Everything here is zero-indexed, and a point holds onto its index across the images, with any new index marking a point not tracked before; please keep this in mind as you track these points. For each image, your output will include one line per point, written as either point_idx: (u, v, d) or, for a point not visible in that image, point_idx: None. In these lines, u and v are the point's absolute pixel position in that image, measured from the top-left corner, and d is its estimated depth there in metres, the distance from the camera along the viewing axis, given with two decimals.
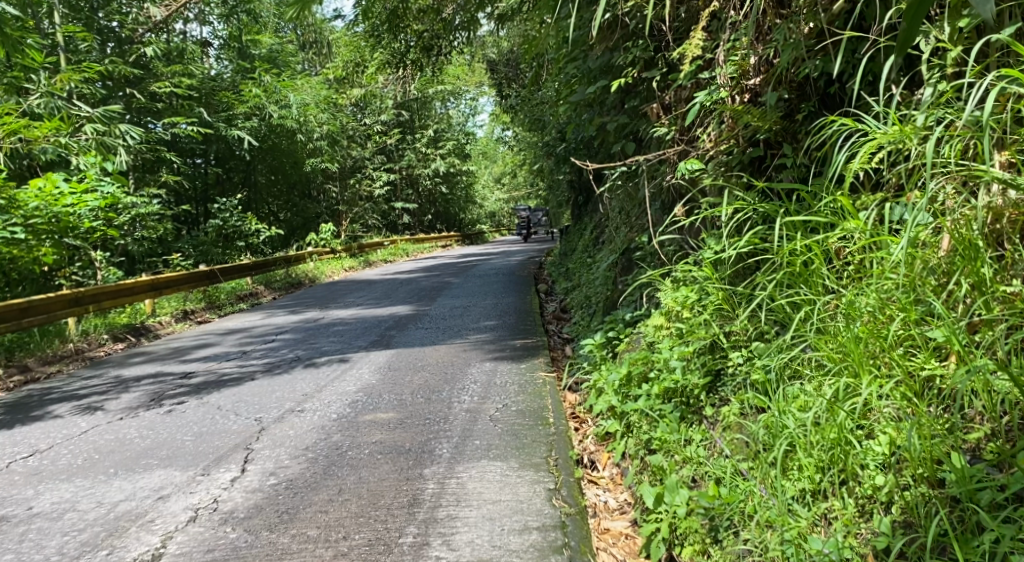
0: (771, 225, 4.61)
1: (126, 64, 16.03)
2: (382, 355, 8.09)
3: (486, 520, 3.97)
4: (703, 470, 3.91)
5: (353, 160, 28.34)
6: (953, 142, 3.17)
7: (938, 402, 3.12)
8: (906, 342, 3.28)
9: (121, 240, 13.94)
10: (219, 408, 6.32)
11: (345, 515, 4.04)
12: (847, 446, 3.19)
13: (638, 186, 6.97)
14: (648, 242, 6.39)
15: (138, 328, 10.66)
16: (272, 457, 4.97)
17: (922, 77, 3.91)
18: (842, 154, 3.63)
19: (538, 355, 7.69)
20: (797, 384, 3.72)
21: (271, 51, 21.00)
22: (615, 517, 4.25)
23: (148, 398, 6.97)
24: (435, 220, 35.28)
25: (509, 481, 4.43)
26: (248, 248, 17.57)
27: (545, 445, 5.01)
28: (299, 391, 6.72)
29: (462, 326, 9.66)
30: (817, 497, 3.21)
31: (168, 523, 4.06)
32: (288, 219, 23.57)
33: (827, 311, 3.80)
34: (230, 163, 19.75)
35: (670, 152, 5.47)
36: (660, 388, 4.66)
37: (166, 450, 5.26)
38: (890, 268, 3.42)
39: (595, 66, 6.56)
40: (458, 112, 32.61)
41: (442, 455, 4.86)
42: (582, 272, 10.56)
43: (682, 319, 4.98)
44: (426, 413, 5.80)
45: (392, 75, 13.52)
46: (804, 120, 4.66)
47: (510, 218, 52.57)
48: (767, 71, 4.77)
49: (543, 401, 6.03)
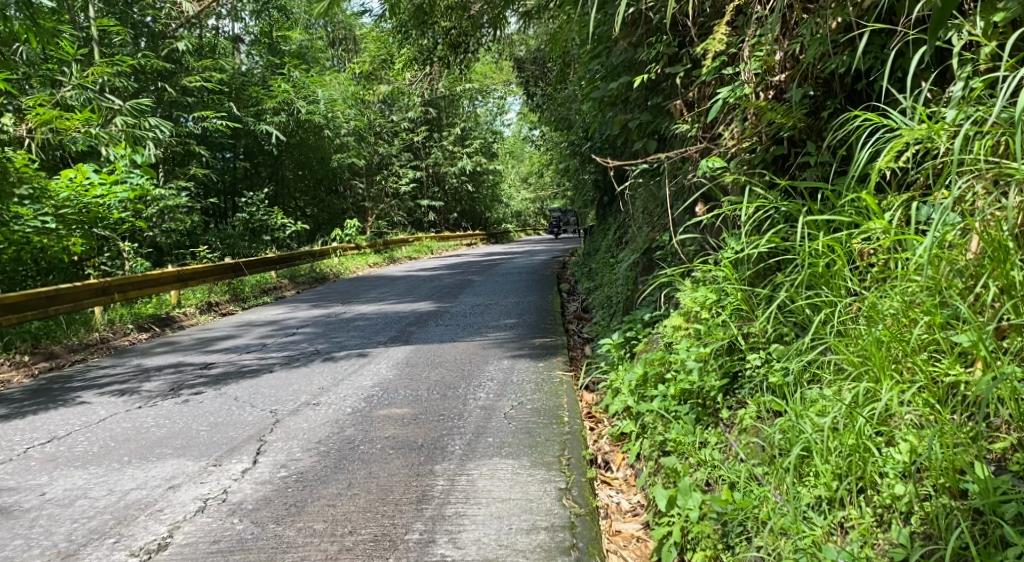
0: (793, 224, 4.52)
1: (158, 57, 16.18)
2: (401, 351, 8.08)
3: (494, 518, 3.92)
4: (717, 473, 3.84)
5: (379, 157, 28.50)
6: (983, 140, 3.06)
7: (961, 411, 2.96)
8: (930, 347, 3.14)
9: (149, 232, 14.09)
10: (236, 399, 6.33)
11: (353, 510, 4.00)
12: (866, 453, 3.07)
13: (660, 185, 6.90)
14: (669, 242, 6.31)
15: (163, 318, 10.74)
16: (285, 449, 4.96)
17: (952, 73, 3.84)
18: (866, 151, 3.52)
19: (556, 354, 7.63)
20: (816, 388, 3.60)
21: (300, 47, 21.11)
22: (627, 519, 4.19)
23: (167, 387, 7.00)
24: (461, 217, 35.38)
25: (520, 479, 4.38)
26: (274, 241, 17.71)
27: (558, 444, 4.96)
28: (315, 385, 6.71)
29: (482, 324, 9.61)
30: (833, 504, 3.09)
31: (176, 512, 4.06)
32: (315, 215, 23.49)
33: (849, 314, 3.68)
34: (258, 156, 19.79)
35: (692, 150, 5.41)
36: (675, 389, 4.59)
37: (181, 439, 5.26)
38: (915, 270, 3.29)
39: (619, 62, 6.49)
40: (486, 111, 32.61)
41: (455, 452, 4.81)
42: (605, 272, 10.48)
43: (701, 319, 4.91)
44: (441, 409, 5.76)
45: (420, 71, 13.53)
46: (830, 117, 4.54)
47: (536, 217, 52.58)
48: (792, 67, 4.69)
49: (558, 400, 5.97)
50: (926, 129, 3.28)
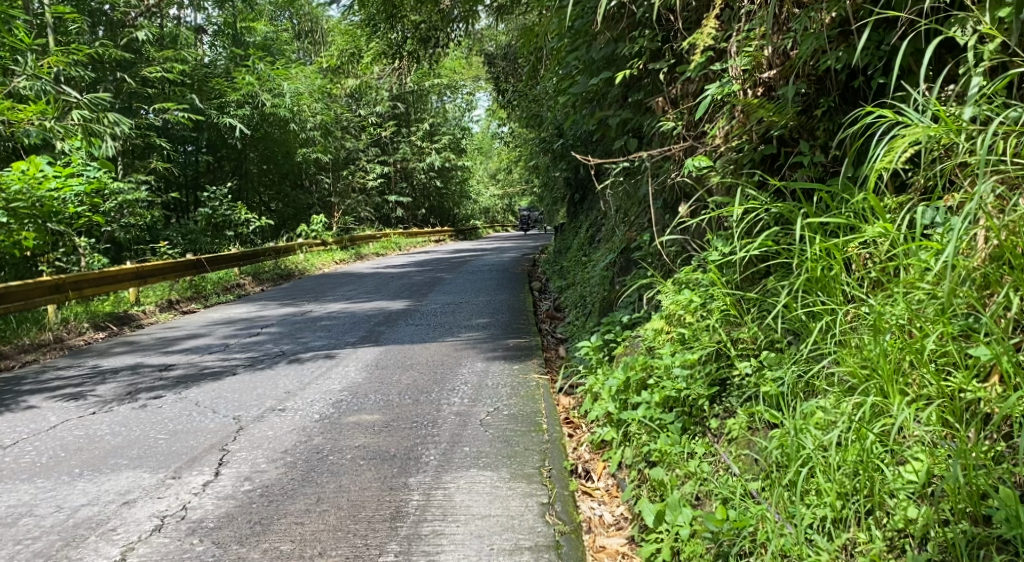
0: (785, 226, 4.33)
1: (117, 47, 15.54)
2: (369, 352, 7.81)
3: (474, 538, 3.69)
4: (707, 488, 3.64)
5: (346, 151, 28.09)
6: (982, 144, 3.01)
7: (980, 429, 2.77)
8: (942, 359, 2.97)
9: (107, 227, 13.61)
10: (197, 404, 6.02)
11: (322, 528, 3.74)
12: (876, 473, 2.88)
13: (640, 184, 6.72)
14: (649, 242, 6.11)
15: (121, 317, 10.34)
16: (249, 460, 4.68)
17: (958, 72, 3.67)
18: (876, 148, 3.33)
19: (531, 355, 7.42)
20: (814, 400, 3.42)
21: (266, 40, 20.56)
22: (611, 533, 3.95)
23: (123, 391, 6.67)
24: (429, 214, 34.98)
25: (500, 494, 4.15)
26: (237, 237, 17.39)
27: (538, 454, 4.74)
28: (281, 389, 6.41)
29: (455, 323, 9.38)
30: (839, 526, 2.90)
31: (131, 532, 3.76)
32: (279, 210, 22.93)
33: (849, 322, 3.50)
34: (222, 150, 19.25)
35: (676, 148, 5.23)
36: (660, 396, 4.39)
37: (137, 449, 4.95)
38: (925, 278, 3.11)
39: (599, 57, 6.30)
40: (454, 107, 32.36)
41: (429, 463, 4.57)
42: (578, 271, 10.31)
43: (685, 324, 4.72)
44: (414, 416, 5.51)
45: (388, 66, 13.35)
46: (823, 115, 4.34)
47: (505, 215, 52.33)
48: (783, 64, 4.48)
49: (536, 405, 5.75)
50: (943, 126, 3.12)
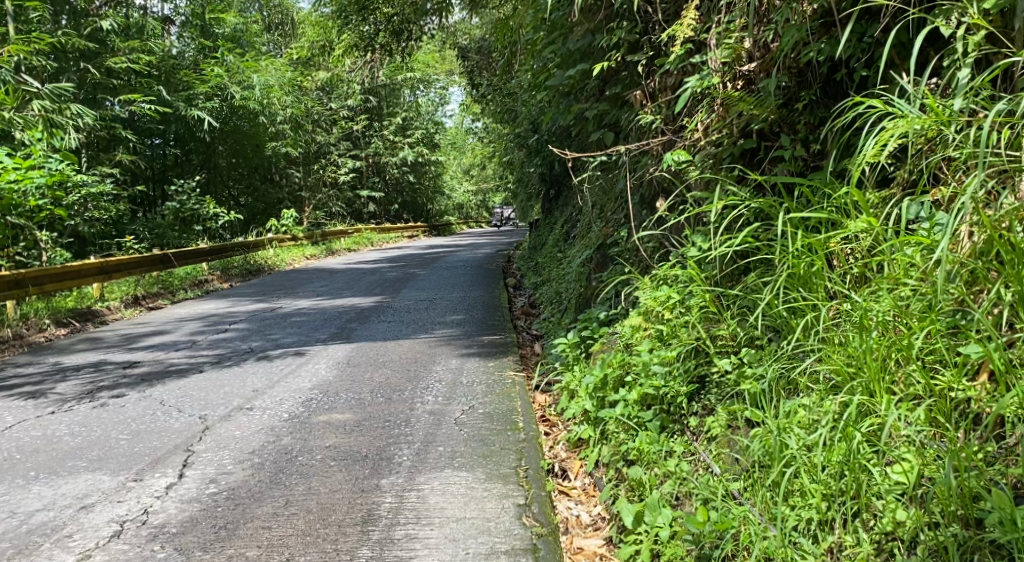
0: (767, 222, 4.24)
1: (81, 37, 15.16)
2: (341, 349, 7.65)
3: (448, 542, 3.57)
4: (687, 487, 3.56)
5: (317, 145, 27.72)
6: (966, 133, 2.97)
7: (971, 430, 2.71)
8: (931, 358, 2.90)
9: (71, 221, 13.26)
10: (162, 403, 5.83)
11: (290, 533, 3.60)
12: (862, 474, 2.81)
13: (617, 178, 6.62)
14: (627, 237, 6.02)
15: (84, 313, 10.08)
16: (214, 461, 4.53)
17: (943, 65, 3.59)
18: (866, 139, 3.21)
19: (507, 352, 7.31)
20: (796, 399, 3.35)
21: (236, 31, 20.23)
22: (589, 534, 3.85)
23: (83, 389, 6.45)
24: (402, 209, 34.67)
25: (475, 495, 4.03)
26: (206, 232, 17.06)
27: (514, 453, 4.63)
28: (249, 387, 6.24)
29: (428, 320, 9.24)
30: (825, 529, 2.82)
31: (87, 539, 3.59)
32: (249, 204, 22.53)
33: (832, 319, 3.44)
34: (190, 143, 18.83)
35: (654, 141, 5.14)
36: (638, 394, 4.30)
37: (98, 450, 4.78)
38: (911, 274, 3.05)
39: (576, 48, 6.18)
40: (428, 101, 32.11)
41: (402, 463, 4.45)
42: (553, 267, 10.22)
43: (663, 320, 4.63)
44: (386, 415, 5.37)
45: (360, 58, 13.15)
46: (804, 109, 4.24)
47: (479, 211, 52.12)
48: (763, 57, 4.40)
49: (511, 403, 5.64)
50: (933, 118, 3.01)
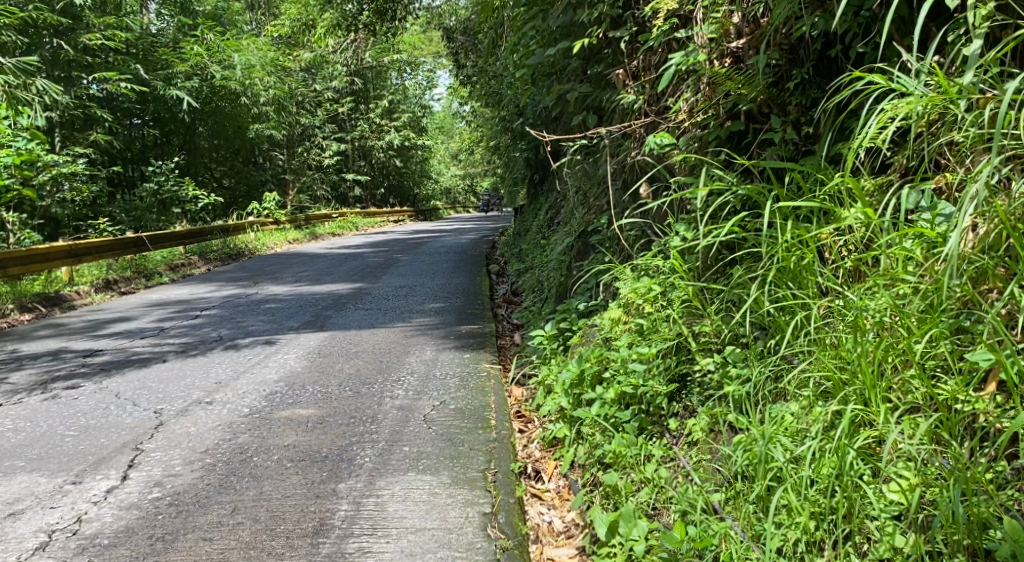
0: (755, 210, 3.95)
1: (54, 12, 14.70)
2: (313, 337, 7.35)
3: (406, 556, 3.29)
4: (665, 496, 3.27)
5: (303, 128, 27.27)
6: (976, 114, 2.68)
7: (978, 447, 2.45)
8: (933, 362, 2.63)
9: (41, 202, 12.87)
10: (118, 395, 5.52)
11: (233, 546, 3.31)
12: (856, 493, 2.53)
13: (598, 163, 6.33)
14: (607, 225, 5.73)
15: (51, 298, 9.74)
16: (163, 461, 4.23)
17: (946, 42, 3.31)
18: (869, 116, 2.88)
19: (484, 343, 7.03)
20: (783, 404, 3.06)
21: (217, 10, 19.76)
22: (560, 544, 3.58)
23: (35, 380, 6.11)
24: (387, 193, 34.33)
25: (438, 502, 3.75)
26: (184, 214, 16.66)
27: (483, 454, 4.34)
28: (211, 378, 5.94)
29: (405, 307, 8.95)
30: (813, 551, 2.55)
31: (10, 551, 3.29)
32: (231, 187, 22.12)
33: (822, 316, 3.17)
34: (170, 124, 18.45)
35: (637, 122, 4.83)
36: (616, 393, 4.00)
37: (39, 449, 4.46)
38: (913, 269, 2.75)
39: (557, 25, 5.85)
40: (415, 84, 31.71)
41: (363, 465, 4.16)
42: (536, 254, 9.95)
43: (643, 314, 4.35)
44: (352, 410, 5.08)
45: (343, 38, 12.78)
46: (795, 89, 3.93)
47: (467, 196, 51.88)
48: (751, 33, 4.12)
49: (485, 397, 5.36)
50: (941, 96, 2.70)
